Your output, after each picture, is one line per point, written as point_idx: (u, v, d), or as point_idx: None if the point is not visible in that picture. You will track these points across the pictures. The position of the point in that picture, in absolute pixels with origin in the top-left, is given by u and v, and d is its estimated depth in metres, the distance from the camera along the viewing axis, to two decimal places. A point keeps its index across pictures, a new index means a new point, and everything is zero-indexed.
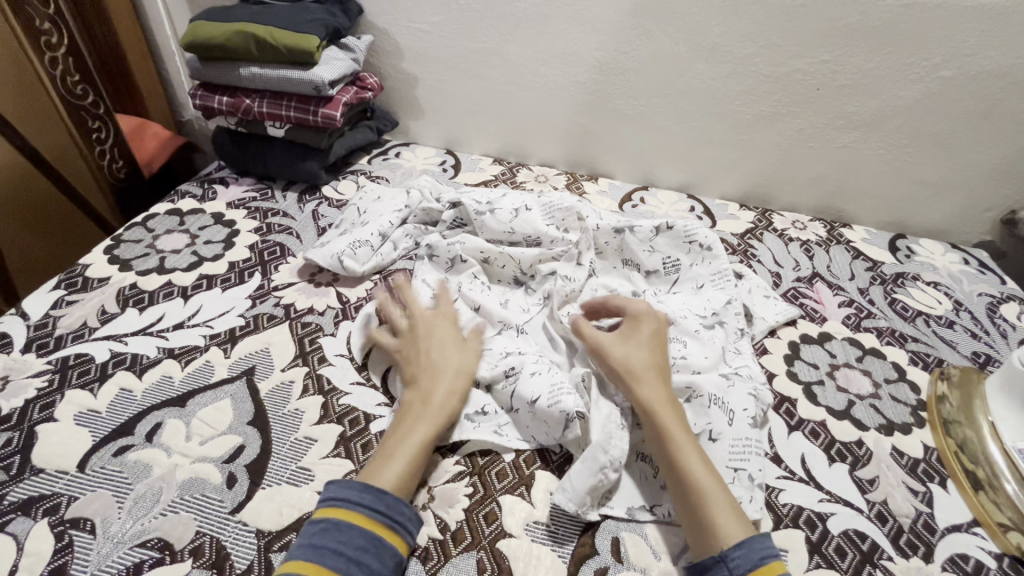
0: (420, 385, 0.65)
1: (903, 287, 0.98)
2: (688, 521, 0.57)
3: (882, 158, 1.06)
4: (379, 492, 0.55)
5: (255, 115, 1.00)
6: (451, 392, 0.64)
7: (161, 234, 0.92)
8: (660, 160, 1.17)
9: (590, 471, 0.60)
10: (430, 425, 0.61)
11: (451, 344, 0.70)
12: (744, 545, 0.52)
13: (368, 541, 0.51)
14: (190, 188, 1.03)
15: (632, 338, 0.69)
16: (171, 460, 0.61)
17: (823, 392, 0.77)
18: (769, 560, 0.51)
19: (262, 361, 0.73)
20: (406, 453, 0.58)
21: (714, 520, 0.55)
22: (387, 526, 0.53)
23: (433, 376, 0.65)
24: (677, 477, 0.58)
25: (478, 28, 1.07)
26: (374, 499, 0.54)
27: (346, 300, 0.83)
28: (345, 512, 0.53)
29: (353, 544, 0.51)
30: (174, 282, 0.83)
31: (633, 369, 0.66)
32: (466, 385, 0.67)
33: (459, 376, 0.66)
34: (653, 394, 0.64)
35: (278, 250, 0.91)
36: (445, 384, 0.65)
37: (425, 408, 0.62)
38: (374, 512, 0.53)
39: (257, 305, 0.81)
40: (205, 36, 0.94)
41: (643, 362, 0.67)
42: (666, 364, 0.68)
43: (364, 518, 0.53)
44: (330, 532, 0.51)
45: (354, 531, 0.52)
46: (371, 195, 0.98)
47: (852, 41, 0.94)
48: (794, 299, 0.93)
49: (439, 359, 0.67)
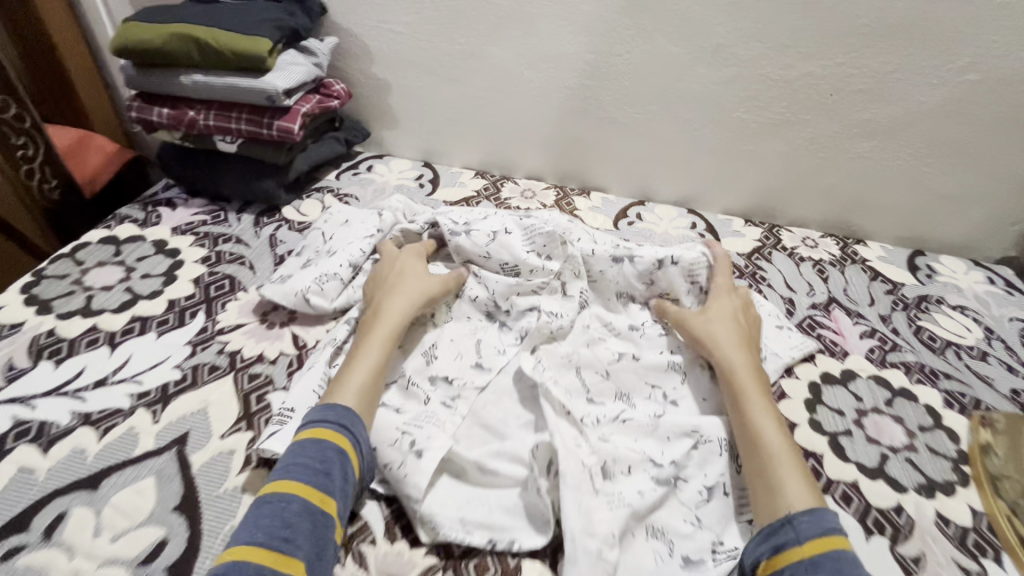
0: (377, 300, 0.70)
1: (928, 312, 0.89)
2: (754, 480, 0.57)
3: (900, 169, 0.97)
4: (344, 411, 0.58)
5: (201, 129, 0.87)
6: (403, 302, 0.69)
7: (92, 267, 0.80)
8: (658, 172, 1.06)
9: (585, 564, 0.50)
10: (384, 332, 0.66)
11: (412, 266, 0.74)
12: (812, 513, 0.51)
13: (334, 452, 0.54)
14: (130, 212, 0.91)
15: (717, 310, 0.73)
16: (71, 565, 0.49)
17: (852, 444, 0.68)
18: (834, 534, 0.49)
19: (198, 426, 0.61)
20: (366, 359, 0.63)
21: (782, 481, 0.55)
22: (349, 442, 0.56)
23: (389, 292, 0.70)
24: (748, 437, 0.60)
25: (454, 29, 0.97)
26: (341, 417, 0.57)
27: (302, 344, 0.72)
28: (313, 431, 0.55)
29: (319, 455, 0.53)
30: (101, 327, 0.72)
31: (712, 336, 0.70)
32: (422, 295, 0.71)
33: (412, 286, 0.71)
34: (731, 361, 0.67)
35: (227, 284, 0.80)
36: (397, 295, 0.70)
37: (377, 318, 0.68)
38: (339, 428, 0.56)
39: (197, 353, 0.70)
40: (137, 39, 0.80)
41: (723, 333, 0.70)
42: (748, 338, 0.71)
43: (330, 433, 0.55)
44: (299, 449, 0.54)
45: (322, 445, 0.54)
46: (339, 218, 0.88)
47: (870, 41, 0.84)
48: (811, 330, 0.83)
49: (398, 278, 0.72)
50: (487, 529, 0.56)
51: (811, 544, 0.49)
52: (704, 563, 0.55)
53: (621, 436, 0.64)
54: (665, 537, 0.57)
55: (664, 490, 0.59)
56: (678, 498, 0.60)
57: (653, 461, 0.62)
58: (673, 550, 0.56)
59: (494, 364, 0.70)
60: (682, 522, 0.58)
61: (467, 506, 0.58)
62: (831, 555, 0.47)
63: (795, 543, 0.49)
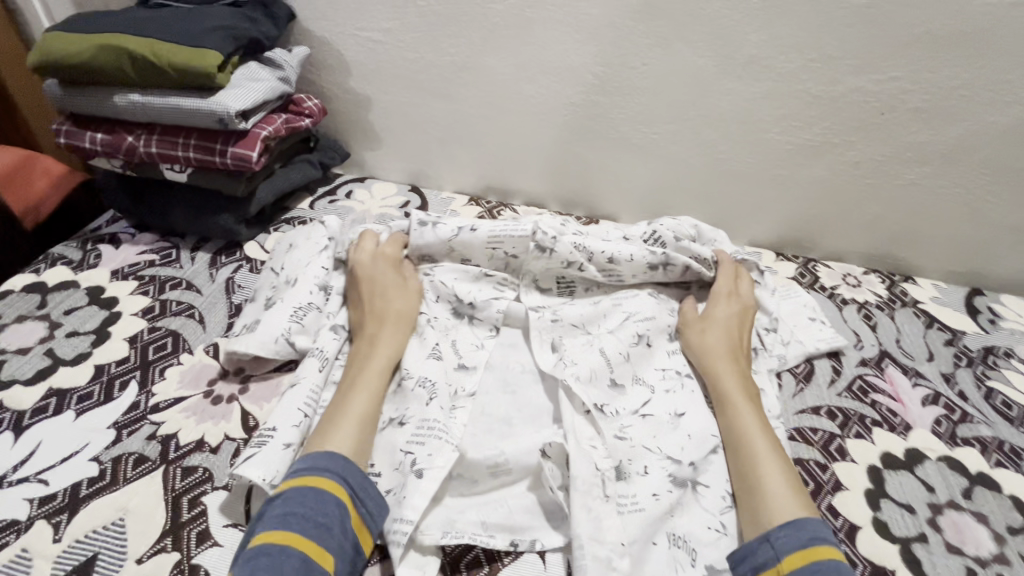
0: (366, 328, 0.66)
1: (997, 368, 0.76)
2: (739, 488, 0.55)
3: (958, 198, 0.84)
4: (346, 460, 0.52)
5: (142, 157, 0.74)
6: (392, 328, 0.65)
7: (9, 324, 0.68)
8: (676, 200, 0.93)
9: None
10: (382, 357, 0.62)
11: (393, 283, 0.69)
12: (791, 526, 0.49)
13: (334, 509, 0.48)
14: (66, 252, 0.78)
15: (716, 313, 0.71)
16: None
17: (930, 555, 0.55)
18: (818, 542, 0.47)
19: (111, 546, 0.49)
20: (368, 383, 0.59)
21: (765, 490, 0.53)
22: (351, 496, 0.50)
23: (377, 318, 0.66)
24: (734, 444, 0.58)
25: (442, 36, 0.84)
26: (342, 467, 0.51)
27: (253, 425, 0.59)
28: (309, 479, 0.49)
29: (319, 511, 0.47)
30: (8, 404, 0.59)
31: (701, 343, 0.68)
32: (407, 313, 0.67)
33: (398, 306, 0.67)
34: (718, 365, 0.65)
35: (170, 343, 0.67)
36: (388, 322, 0.66)
37: (372, 346, 0.63)
38: (339, 480, 0.50)
39: (123, 439, 0.57)
40: (59, 53, 0.68)
41: (713, 339, 0.68)
42: (741, 344, 0.69)
43: (330, 485, 0.49)
44: (293, 499, 0.47)
45: (321, 497, 0.48)
46: (283, 245, 0.77)
47: (931, 52, 0.71)
48: (864, 396, 0.70)
49: (382, 300, 0.67)
50: (510, 531, 0.53)
51: (789, 560, 0.47)
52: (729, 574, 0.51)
53: (640, 429, 0.62)
54: (686, 545, 0.53)
55: (679, 492, 0.56)
56: (699, 502, 0.56)
57: (672, 459, 0.59)
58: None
59: (478, 362, 0.67)
60: (704, 528, 0.54)
61: (482, 510, 0.54)
62: (811, 569, 0.45)
63: (773, 562, 0.47)
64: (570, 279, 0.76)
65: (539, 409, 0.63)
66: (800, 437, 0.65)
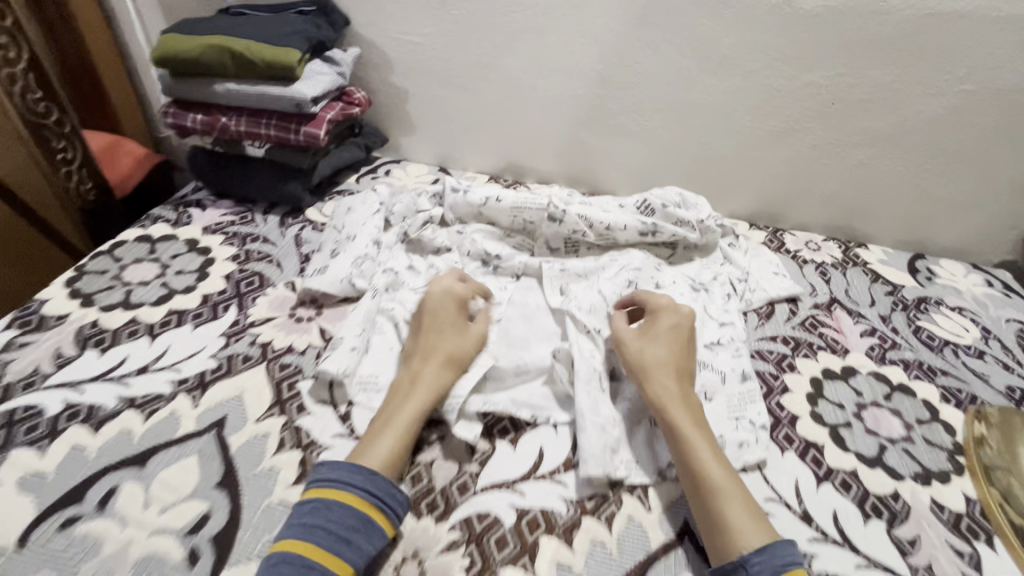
0: (413, 365, 0.68)
1: (927, 312, 0.92)
2: (700, 514, 0.57)
3: (900, 175, 1.00)
4: (370, 473, 0.56)
5: (232, 134, 0.93)
6: (440, 370, 0.67)
7: (129, 264, 0.85)
8: (665, 177, 1.10)
9: (604, 566, 0.56)
10: (420, 400, 0.64)
11: (451, 324, 0.72)
12: (764, 551, 0.52)
13: (359, 521, 0.53)
14: (163, 212, 0.96)
15: (654, 332, 0.72)
16: (125, 534, 0.54)
17: (852, 435, 0.71)
18: (792, 568, 0.50)
19: (235, 411, 0.66)
20: (399, 426, 0.61)
21: (731, 521, 0.55)
22: (377, 509, 0.54)
23: (426, 356, 0.68)
24: (689, 470, 0.59)
25: (471, 40, 1.01)
26: (368, 481, 0.55)
27: (329, 336, 0.76)
28: (337, 493, 0.54)
29: (343, 524, 0.52)
30: (140, 319, 0.76)
31: (645, 366, 0.68)
32: (459, 361, 0.69)
33: (450, 350, 0.69)
34: (665, 389, 0.66)
35: (256, 280, 0.84)
36: (437, 363, 0.68)
37: (413, 386, 0.65)
38: (366, 494, 0.55)
39: (231, 344, 0.74)
40: (175, 50, 0.86)
41: (660, 360, 0.69)
42: (684, 363, 0.70)
43: (357, 500, 0.54)
44: (322, 512, 0.53)
45: (346, 511, 0.53)
46: (342, 208, 0.94)
47: (868, 54, 0.88)
48: (813, 329, 0.87)
49: (436, 339, 0.70)
50: (531, 408, 0.70)
51: None
52: None
53: None
54: None
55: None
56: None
57: None
58: (688, 521, 0.60)
59: (502, 299, 0.84)
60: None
61: (514, 394, 0.71)
62: None
63: None
64: (575, 240, 0.93)
65: (550, 331, 0.80)
66: (758, 356, 0.81)
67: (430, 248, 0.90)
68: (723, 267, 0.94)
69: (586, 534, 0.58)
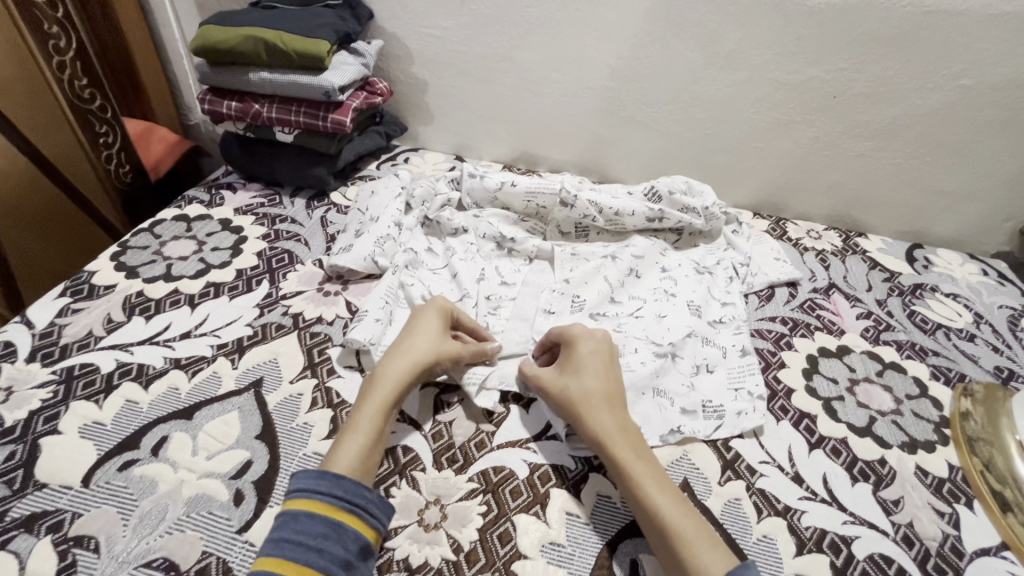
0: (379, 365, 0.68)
1: (922, 297, 0.96)
2: (661, 552, 0.54)
3: (900, 167, 1.03)
4: (337, 477, 0.55)
5: (263, 120, 0.99)
6: (402, 371, 0.66)
7: (168, 241, 0.91)
8: (672, 166, 1.15)
9: (610, 517, 0.60)
10: (380, 403, 0.63)
11: (423, 325, 0.71)
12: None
13: (329, 528, 0.52)
14: (197, 194, 1.03)
15: (573, 363, 0.68)
16: (177, 475, 0.60)
17: (844, 407, 0.76)
18: None
19: (271, 372, 0.71)
20: (356, 430, 0.61)
21: (697, 560, 0.51)
22: (348, 512, 0.53)
23: (392, 357, 0.68)
24: (641, 508, 0.57)
25: (488, 34, 1.06)
26: (334, 485, 0.54)
27: (355, 309, 0.82)
28: (305, 502, 0.53)
29: (314, 532, 0.51)
30: (181, 290, 0.82)
31: (575, 400, 0.65)
32: (423, 365, 0.67)
33: (422, 358, 0.67)
34: (598, 425, 0.63)
35: (286, 257, 0.90)
36: (397, 364, 0.66)
37: (375, 388, 0.65)
38: (334, 499, 0.54)
39: (265, 314, 0.80)
40: (214, 40, 0.93)
41: (588, 389, 0.65)
42: (613, 387, 0.67)
43: (324, 506, 0.53)
44: (292, 523, 0.52)
45: (317, 518, 0.52)
46: (366, 192, 0.99)
47: (869, 49, 0.91)
48: (811, 311, 0.91)
49: (404, 339, 0.70)
50: None
51: None
52: (696, 412, 0.72)
53: (634, 326, 0.83)
54: (667, 396, 0.74)
55: (660, 363, 0.77)
56: (676, 367, 0.78)
57: (655, 342, 0.80)
58: (687, 479, 0.66)
59: (515, 280, 0.89)
60: (679, 385, 0.75)
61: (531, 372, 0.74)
62: None
63: None
64: (585, 226, 0.97)
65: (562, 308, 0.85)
66: (757, 334, 0.86)
67: (449, 229, 0.94)
68: (726, 252, 0.98)
69: (593, 487, 0.63)
